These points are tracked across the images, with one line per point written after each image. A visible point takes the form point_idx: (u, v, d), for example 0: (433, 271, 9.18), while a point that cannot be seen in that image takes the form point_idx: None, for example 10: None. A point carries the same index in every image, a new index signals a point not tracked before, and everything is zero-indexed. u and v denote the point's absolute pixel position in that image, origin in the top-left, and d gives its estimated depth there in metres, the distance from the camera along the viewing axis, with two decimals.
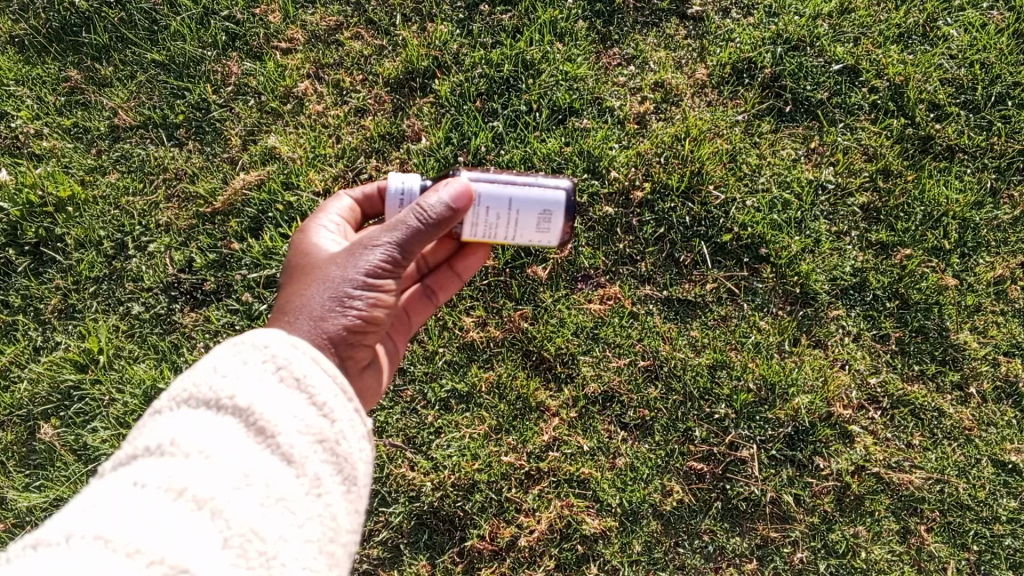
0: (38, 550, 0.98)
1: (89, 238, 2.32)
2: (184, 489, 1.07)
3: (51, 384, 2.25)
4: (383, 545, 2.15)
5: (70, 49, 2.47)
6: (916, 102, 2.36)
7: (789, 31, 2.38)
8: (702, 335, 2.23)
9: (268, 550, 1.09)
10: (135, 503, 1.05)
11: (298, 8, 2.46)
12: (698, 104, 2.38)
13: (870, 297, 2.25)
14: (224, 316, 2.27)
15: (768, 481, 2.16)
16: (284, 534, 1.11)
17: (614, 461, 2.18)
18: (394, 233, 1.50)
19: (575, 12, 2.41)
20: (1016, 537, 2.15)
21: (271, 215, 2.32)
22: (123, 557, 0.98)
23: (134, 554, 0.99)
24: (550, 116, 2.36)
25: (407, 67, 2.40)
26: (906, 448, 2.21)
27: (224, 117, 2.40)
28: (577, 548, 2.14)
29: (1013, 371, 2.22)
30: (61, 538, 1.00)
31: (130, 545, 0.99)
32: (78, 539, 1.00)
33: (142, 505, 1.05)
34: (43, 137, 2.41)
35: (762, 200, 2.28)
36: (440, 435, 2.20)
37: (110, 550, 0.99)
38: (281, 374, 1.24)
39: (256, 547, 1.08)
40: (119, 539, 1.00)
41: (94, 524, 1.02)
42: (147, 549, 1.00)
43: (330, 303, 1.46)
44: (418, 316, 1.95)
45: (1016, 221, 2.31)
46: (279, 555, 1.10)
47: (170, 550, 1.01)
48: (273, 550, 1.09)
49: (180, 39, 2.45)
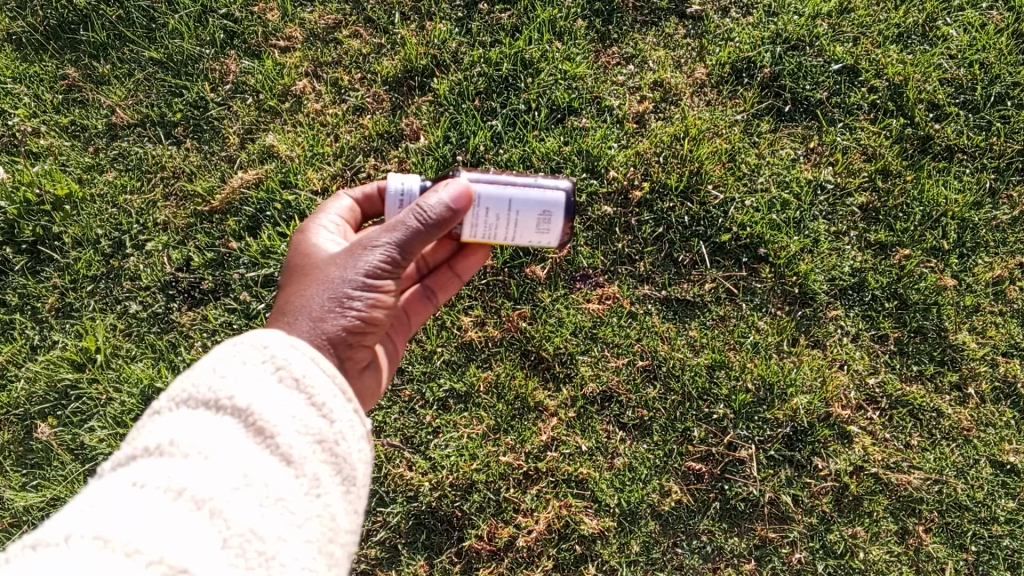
0: (38, 550, 0.97)
1: (87, 237, 2.31)
2: (183, 490, 1.06)
3: (48, 383, 2.24)
4: (381, 545, 2.15)
5: (68, 47, 2.46)
6: (916, 102, 2.35)
7: (789, 30, 2.38)
8: (701, 335, 2.23)
9: (267, 550, 1.08)
10: (134, 504, 1.04)
11: (296, 6, 2.45)
12: (697, 103, 2.38)
13: (869, 297, 2.25)
14: (222, 314, 2.27)
15: (766, 481, 2.16)
16: (283, 534, 1.11)
17: (613, 462, 2.18)
18: (393, 234, 1.49)
19: (574, 10, 2.41)
20: (1014, 537, 2.15)
21: (269, 214, 2.31)
22: (122, 557, 0.98)
23: (133, 554, 0.98)
24: (548, 116, 2.35)
25: (406, 65, 2.39)
26: (905, 449, 2.20)
27: (222, 115, 2.39)
28: (575, 548, 2.14)
29: (1012, 372, 2.22)
30: (60, 538, 0.99)
31: (129, 545, 0.99)
32: (77, 540, 0.99)
33: (142, 505, 1.04)
34: (40, 135, 2.41)
35: (760, 200, 2.28)
36: (438, 435, 2.20)
37: (109, 550, 0.98)
38: (280, 375, 1.23)
39: (254, 547, 1.07)
40: (118, 539, 0.99)
41: (94, 524, 1.01)
42: (146, 549, 0.99)
43: (330, 303, 1.46)
44: (418, 316, 1.94)
45: (1015, 221, 2.31)
46: (278, 555, 1.09)
47: (169, 550, 1.00)
48: (272, 550, 1.09)
49: (178, 37, 2.44)
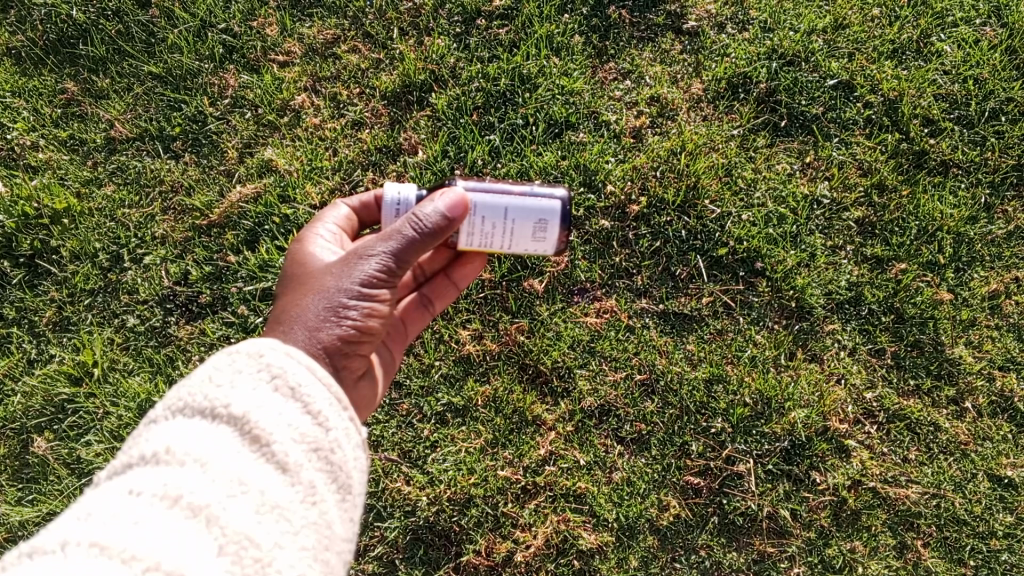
0: (34, 558, 0.97)
1: (84, 250, 2.31)
2: (180, 497, 1.06)
3: (45, 397, 2.23)
4: (378, 560, 2.14)
5: (67, 61, 2.47)
6: (911, 117, 2.37)
7: (784, 46, 2.40)
8: (698, 348, 2.23)
9: (263, 557, 1.08)
10: (131, 511, 1.04)
11: (295, 21, 2.47)
12: (694, 118, 2.39)
13: (865, 311, 2.26)
14: (219, 328, 2.27)
15: (764, 495, 2.16)
16: (279, 540, 1.11)
17: (611, 475, 2.17)
18: (389, 243, 1.50)
19: (571, 26, 2.43)
20: (1012, 551, 2.15)
21: (267, 228, 2.32)
22: (118, 564, 0.97)
23: (129, 561, 0.98)
24: (546, 130, 2.37)
25: (404, 80, 2.41)
26: (902, 462, 2.20)
27: (221, 130, 2.40)
28: (574, 563, 2.13)
29: (1008, 385, 2.23)
30: (56, 546, 0.99)
31: (125, 551, 0.99)
32: (74, 547, 0.99)
33: (138, 513, 1.04)
34: (38, 149, 2.41)
35: (757, 214, 2.29)
36: (435, 449, 2.19)
37: (106, 557, 0.98)
38: (275, 384, 1.22)
39: (250, 554, 1.07)
40: (115, 546, 0.99)
41: (90, 532, 1.01)
42: (142, 555, 0.99)
43: (326, 313, 1.46)
44: (415, 324, 1.94)
45: (1010, 235, 2.32)
46: (274, 562, 1.09)
47: (165, 556, 1.00)
48: (268, 557, 1.09)
49: (177, 51, 2.45)
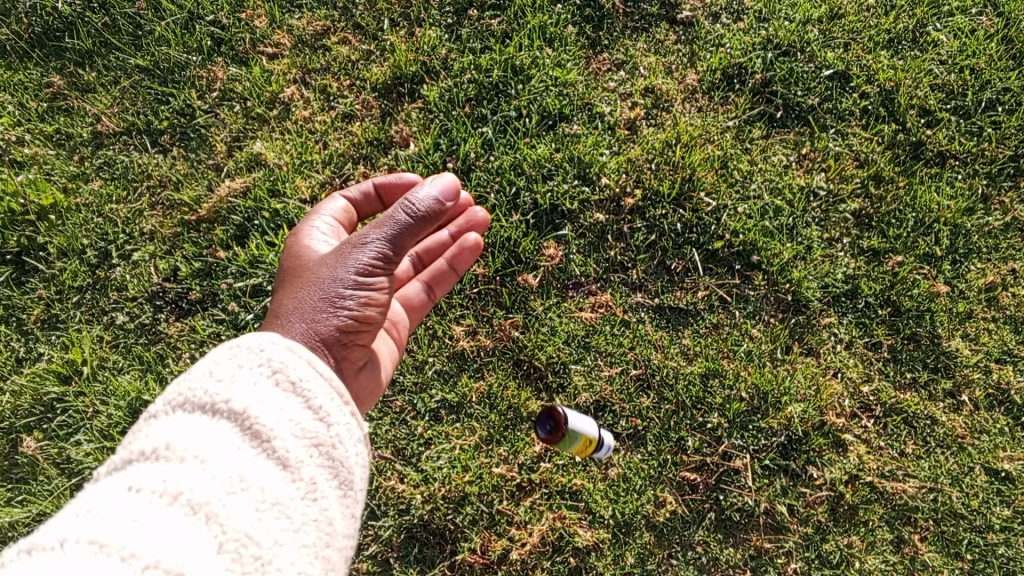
0: (33, 554, 0.91)
1: (72, 247, 2.27)
2: (179, 494, 1.02)
3: (34, 396, 2.20)
4: (373, 559, 2.12)
5: (52, 54, 2.43)
6: (907, 108, 2.35)
7: (779, 36, 2.37)
8: (694, 343, 2.21)
9: (264, 554, 1.05)
10: (130, 508, 0.99)
11: (284, 12, 2.43)
12: (688, 109, 2.36)
13: (862, 304, 2.24)
14: (209, 325, 2.23)
15: (760, 491, 2.14)
16: (279, 538, 1.08)
17: (607, 472, 2.16)
18: (383, 230, 1.46)
19: (564, 17, 2.40)
20: (1009, 545, 2.14)
21: (258, 223, 2.28)
22: (118, 561, 0.92)
23: (128, 559, 0.92)
24: (540, 122, 2.33)
25: (396, 72, 2.37)
26: (900, 456, 2.19)
27: (209, 123, 2.36)
28: (570, 560, 2.11)
29: (1005, 378, 2.21)
30: (55, 542, 0.93)
31: (125, 548, 0.93)
32: (73, 544, 0.93)
33: (137, 510, 0.99)
34: (25, 144, 2.36)
35: (753, 207, 2.27)
36: (430, 447, 2.17)
37: (104, 554, 0.92)
38: (276, 379, 1.22)
39: (251, 552, 1.04)
40: (115, 543, 0.93)
41: (89, 529, 0.95)
42: (142, 553, 0.93)
43: (323, 304, 1.43)
44: (417, 312, 1.92)
45: (1007, 227, 2.30)
46: (274, 560, 1.06)
47: (165, 553, 0.95)
48: (268, 555, 1.05)
49: (164, 44, 2.41)
